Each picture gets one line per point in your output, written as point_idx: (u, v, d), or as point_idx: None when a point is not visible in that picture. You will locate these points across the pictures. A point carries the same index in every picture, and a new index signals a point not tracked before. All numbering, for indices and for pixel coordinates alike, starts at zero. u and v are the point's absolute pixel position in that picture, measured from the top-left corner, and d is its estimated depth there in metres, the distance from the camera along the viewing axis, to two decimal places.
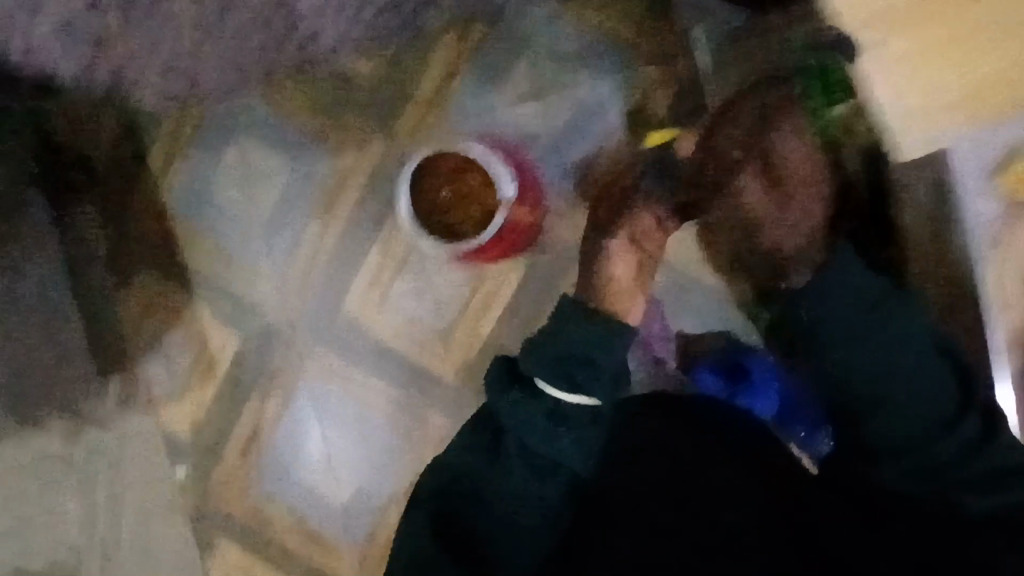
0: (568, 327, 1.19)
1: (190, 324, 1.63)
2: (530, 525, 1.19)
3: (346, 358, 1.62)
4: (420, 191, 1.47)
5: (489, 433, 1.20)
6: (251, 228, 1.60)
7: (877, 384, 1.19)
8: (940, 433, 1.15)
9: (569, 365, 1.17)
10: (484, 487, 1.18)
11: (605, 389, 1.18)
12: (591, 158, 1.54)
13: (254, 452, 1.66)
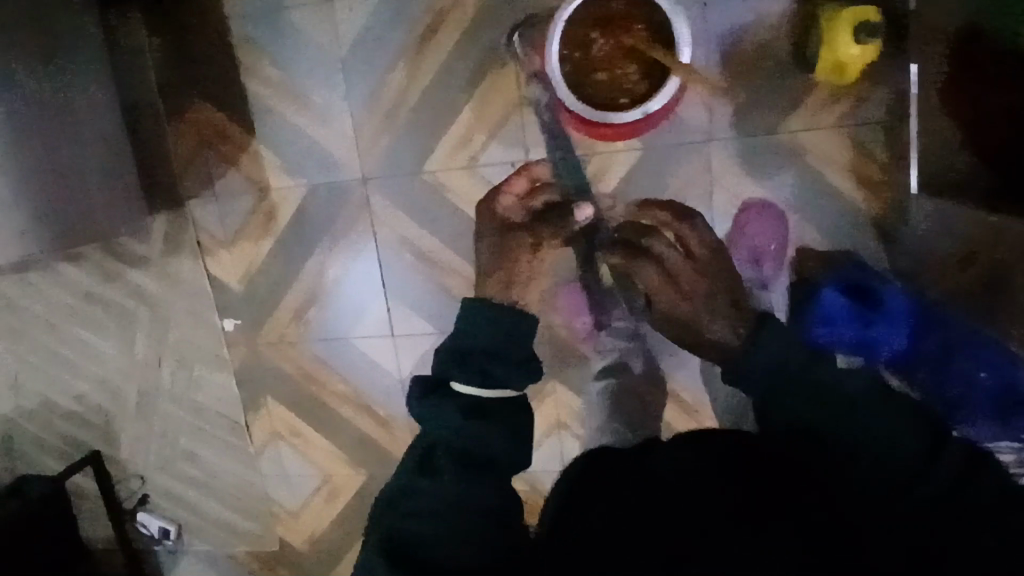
0: (472, 322, 1.17)
1: (250, 164, 1.44)
2: (470, 554, 1.00)
3: (422, 226, 1.42)
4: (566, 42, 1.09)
5: (421, 454, 1.10)
6: (326, 62, 1.36)
7: (849, 431, 1.02)
8: (851, 430, 1.02)
9: (476, 363, 1.12)
10: (414, 503, 1.04)
11: (513, 369, 1.14)
12: (747, 26, 1.21)
13: (306, 317, 1.53)
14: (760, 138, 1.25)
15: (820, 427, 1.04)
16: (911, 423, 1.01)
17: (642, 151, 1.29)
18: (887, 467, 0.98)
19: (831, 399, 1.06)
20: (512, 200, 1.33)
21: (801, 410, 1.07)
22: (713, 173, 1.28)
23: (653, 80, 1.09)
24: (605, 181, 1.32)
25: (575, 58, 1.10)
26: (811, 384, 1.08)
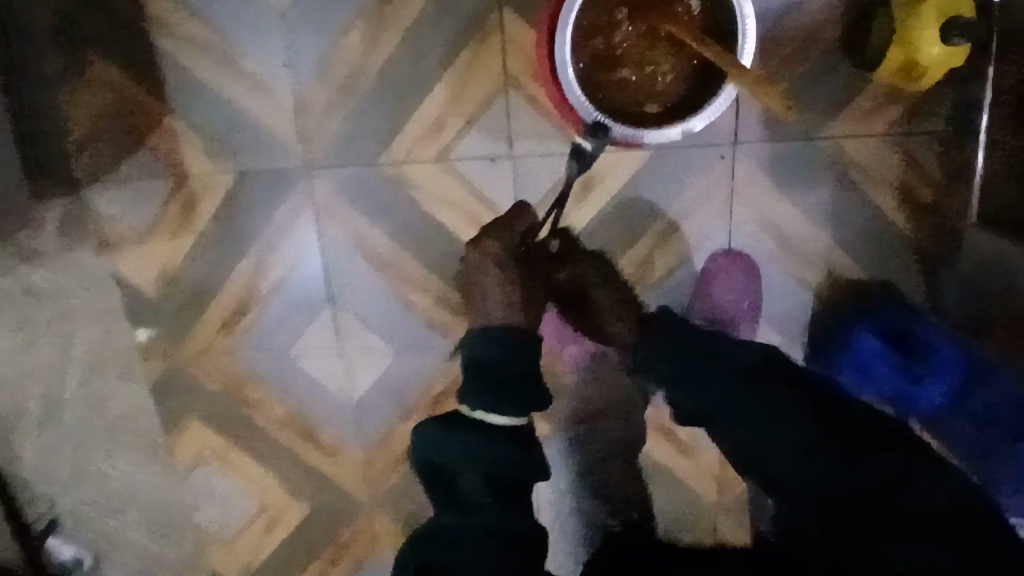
0: (482, 346, 0.98)
1: (167, 141, 1.15)
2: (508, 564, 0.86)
3: (381, 226, 1.15)
4: (585, 29, 0.84)
5: (443, 485, 0.95)
6: (262, 18, 1.06)
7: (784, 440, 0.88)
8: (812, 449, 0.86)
9: (495, 387, 0.94)
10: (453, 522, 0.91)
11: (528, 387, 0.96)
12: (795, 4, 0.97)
13: (238, 327, 1.26)
14: (792, 145, 1.03)
15: (757, 434, 0.90)
16: (821, 406, 0.90)
17: (652, 153, 1.06)
18: (867, 481, 0.83)
19: (766, 407, 0.90)
20: (495, 242, 1.06)
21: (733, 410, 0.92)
22: (736, 182, 1.05)
23: (694, 85, 0.86)
24: (607, 186, 1.08)
25: (596, 50, 0.85)
26: (742, 399, 0.92)
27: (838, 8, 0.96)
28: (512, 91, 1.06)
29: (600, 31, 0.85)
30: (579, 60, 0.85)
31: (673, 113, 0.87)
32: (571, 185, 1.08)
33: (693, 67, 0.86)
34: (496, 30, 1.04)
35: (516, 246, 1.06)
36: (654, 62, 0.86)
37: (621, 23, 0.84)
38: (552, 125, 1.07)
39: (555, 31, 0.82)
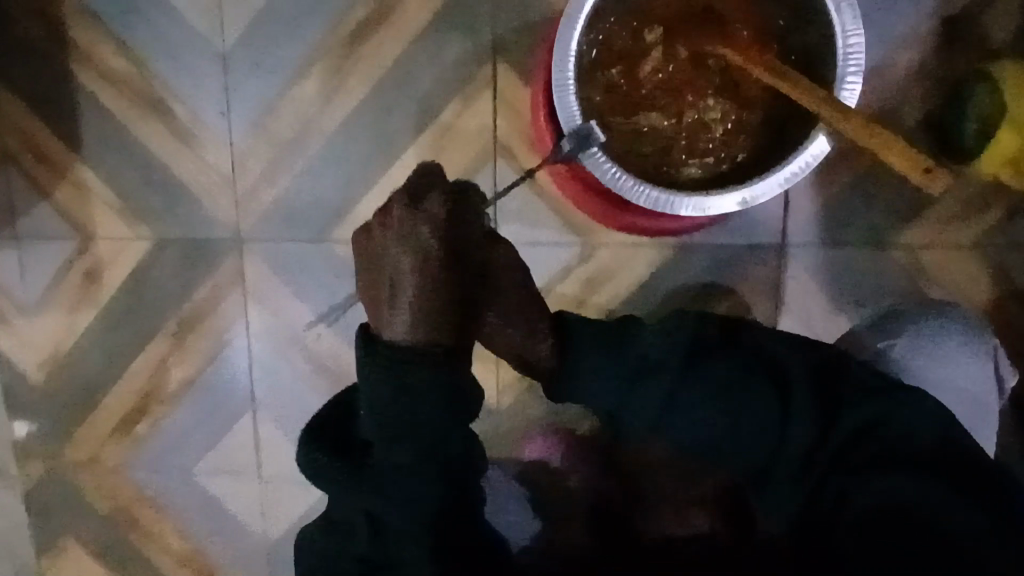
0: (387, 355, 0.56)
1: (71, 194, 0.91)
2: None
3: (324, 316, 0.92)
4: (598, 55, 0.61)
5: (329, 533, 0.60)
6: (201, 55, 0.87)
7: (738, 417, 0.63)
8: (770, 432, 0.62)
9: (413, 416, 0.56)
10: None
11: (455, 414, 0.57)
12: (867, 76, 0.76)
13: (138, 430, 0.98)
14: (857, 252, 0.80)
15: (702, 419, 0.64)
16: (746, 361, 0.65)
17: (676, 248, 0.82)
18: (830, 449, 0.60)
19: (727, 390, 0.64)
20: (441, 203, 0.59)
21: (678, 403, 0.65)
22: (782, 295, 0.82)
23: (750, 138, 0.63)
24: (616, 289, 0.84)
25: (614, 85, 0.62)
26: (693, 377, 0.65)
27: (922, 87, 0.75)
28: (502, 161, 0.85)
29: (623, 62, 0.62)
30: (591, 95, 0.62)
31: (722, 173, 0.63)
32: (572, 282, 0.84)
33: (750, 113, 0.62)
34: (486, 87, 0.84)
35: (455, 241, 0.60)
36: (695, 104, 0.62)
37: (651, 51, 0.62)
38: (552, 205, 0.83)
39: (555, 46, 0.58)
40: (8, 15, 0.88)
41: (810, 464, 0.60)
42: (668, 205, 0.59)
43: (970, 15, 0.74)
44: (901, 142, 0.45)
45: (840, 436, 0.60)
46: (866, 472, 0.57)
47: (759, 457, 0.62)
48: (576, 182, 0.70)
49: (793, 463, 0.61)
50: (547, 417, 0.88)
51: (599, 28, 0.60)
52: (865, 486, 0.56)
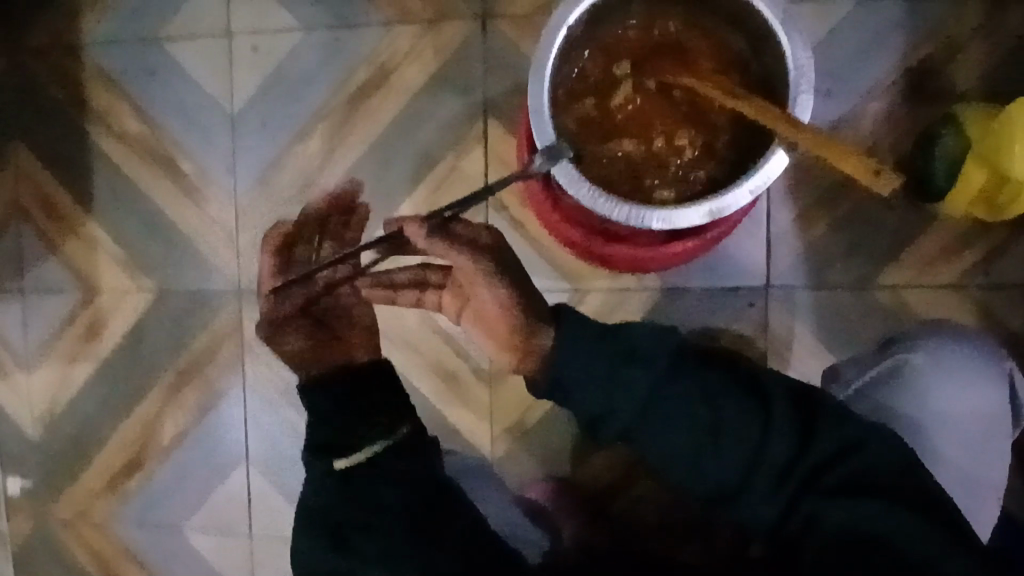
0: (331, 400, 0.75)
1: (79, 249, 0.95)
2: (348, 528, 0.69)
3: None
4: (571, 85, 0.60)
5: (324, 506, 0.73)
6: (211, 117, 0.92)
7: (722, 443, 0.62)
8: (754, 444, 0.61)
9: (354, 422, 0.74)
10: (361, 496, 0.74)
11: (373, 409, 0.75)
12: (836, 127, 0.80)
13: (128, 485, 0.97)
14: (842, 293, 0.82)
15: (684, 442, 0.63)
16: (735, 379, 0.65)
17: (664, 292, 0.84)
18: (803, 462, 0.61)
19: (698, 405, 0.64)
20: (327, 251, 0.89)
21: (669, 427, 0.64)
22: (772, 338, 0.83)
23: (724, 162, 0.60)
24: None
25: (587, 114, 0.61)
26: (676, 399, 0.64)
27: (887, 137, 0.79)
28: (493, 211, 0.86)
29: (593, 89, 0.60)
30: (562, 120, 0.60)
31: (695, 197, 0.60)
32: None
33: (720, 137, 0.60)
34: (478, 141, 0.88)
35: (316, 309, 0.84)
36: (666, 128, 0.60)
37: (621, 77, 0.60)
38: (542, 252, 0.86)
39: (529, 74, 0.58)
40: (35, 85, 0.94)
41: (783, 481, 0.61)
42: (639, 221, 0.57)
43: (930, 68, 0.79)
44: (853, 151, 0.47)
45: (821, 464, 0.60)
46: (825, 481, 0.60)
47: (733, 477, 0.62)
48: (559, 214, 0.72)
49: (783, 479, 0.61)
50: (542, 465, 0.87)
51: (570, 58, 0.60)
52: (835, 505, 0.59)
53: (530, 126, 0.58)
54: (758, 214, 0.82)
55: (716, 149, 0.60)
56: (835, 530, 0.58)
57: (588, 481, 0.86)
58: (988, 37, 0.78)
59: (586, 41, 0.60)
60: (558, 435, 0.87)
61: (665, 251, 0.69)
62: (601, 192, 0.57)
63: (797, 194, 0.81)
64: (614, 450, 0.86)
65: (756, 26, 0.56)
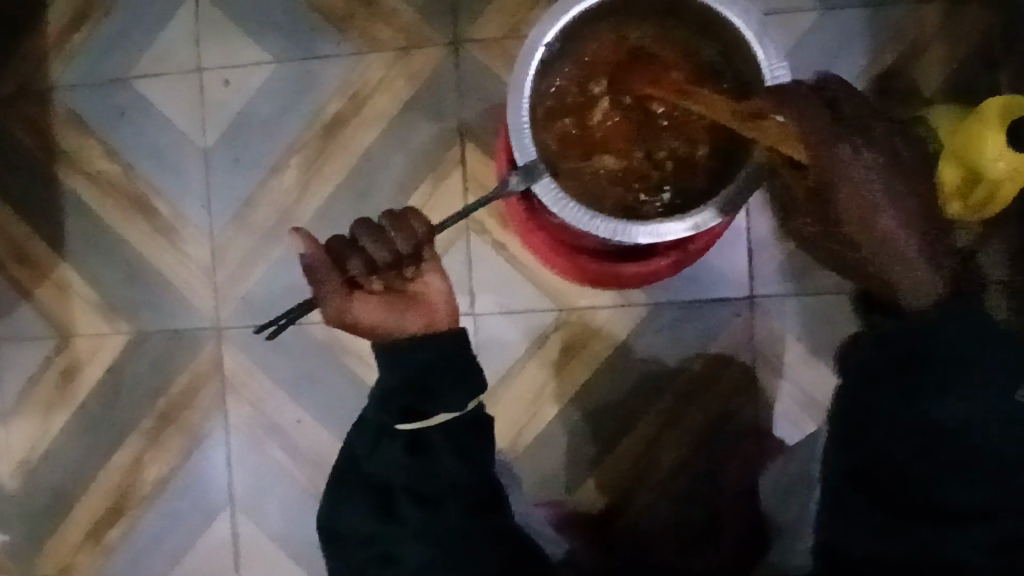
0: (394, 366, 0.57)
1: (52, 294, 0.92)
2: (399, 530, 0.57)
3: (303, 403, 0.90)
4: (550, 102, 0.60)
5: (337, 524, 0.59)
6: (185, 155, 0.91)
7: (946, 393, 0.61)
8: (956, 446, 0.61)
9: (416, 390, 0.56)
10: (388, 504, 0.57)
11: (430, 374, 0.56)
12: None
13: (110, 535, 0.93)
14: (825, 298, 0.82)
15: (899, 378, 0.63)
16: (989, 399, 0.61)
17: (651, 307, 0.84)
18: (964, 449, 0.61)
19: (955, 342, 0.61)
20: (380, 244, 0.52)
21: (901, 372, 0.62)
22: (758, 347, 0.83)
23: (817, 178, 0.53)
24: (593, 351, 0.85)
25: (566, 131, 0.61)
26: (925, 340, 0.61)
27: None
28: (474, 234, 0.85)
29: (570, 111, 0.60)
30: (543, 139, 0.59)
31: (682, 208, 0.60)
32: (550, 347, 0.85)
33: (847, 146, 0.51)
34: (455, 166, 0.88)
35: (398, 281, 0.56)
36: (649, 145, 0.61)
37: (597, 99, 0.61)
38: (525, 274, 0.85)
39: (507, 98, 0.57)
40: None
41: (938, 450, 0.61)
42: (626, 235, 0.56)
43: (893, 76, 0.80)
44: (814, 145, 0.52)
45: (978, 465, 0.60)
46: (953, 469, 0.61)
47: (908, 416, 0.62)
48: (542, 233, 0.71)
49: (942, 448, 0.61)
50: (537, 489, 0.85)
51: (546, 79, 0.60)
52: (941, 484, 0.61)
53: (512, 143, 0.57)
54: (737, 224, 0.83)
55: (696, 161, 0.60)
56: (891, 476, 0.63)
57: (584, 504, 0.85)
58: (947, 42, 0.80)
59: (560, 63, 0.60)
60: (555, 458, 0.85)
61: (651, 266, 0.69)
62: (585, 208, 0.57)
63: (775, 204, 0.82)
64: (609, 469, 0.85)
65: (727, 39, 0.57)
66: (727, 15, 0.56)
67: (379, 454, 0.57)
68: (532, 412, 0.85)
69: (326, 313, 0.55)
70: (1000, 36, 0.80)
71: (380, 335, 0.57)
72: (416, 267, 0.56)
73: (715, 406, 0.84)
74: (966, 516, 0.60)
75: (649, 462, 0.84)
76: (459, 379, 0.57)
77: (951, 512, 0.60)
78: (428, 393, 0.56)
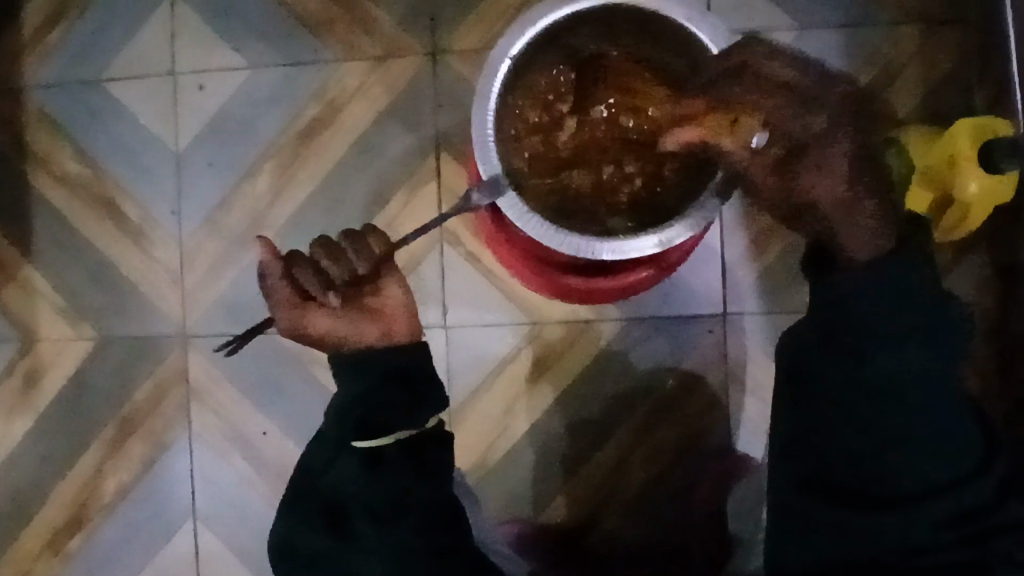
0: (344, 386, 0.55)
1: (16, 297, 0.90)
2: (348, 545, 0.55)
3: (269, 415, 0.88)
4: (515, 117, 0.60)
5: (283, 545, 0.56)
6: (157, 159, 0.90)
7: (880, 358, 0.59)
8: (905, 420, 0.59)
9: (367, 408, 0.54)
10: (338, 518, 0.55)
11: (382, 390, 0.54)
12: None
13: (67, 546, 0.90)
14: (797, 317, 0.82)
15: (833, 346, 0.61)
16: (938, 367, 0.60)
17: (623, 322, 0.83)
18: (904, 415, 0.59)
19: (896, 308, 0.59)
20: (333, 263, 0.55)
21: (834, 340, 0.61)
22: (730, 364, 0.82)
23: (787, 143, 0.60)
24: (564, 367, 0.84)
25: (534, 146, 0.60)
26: (866, 300, 0.59)
27: None
28: (447, 245, 0.84)
29: (538, 127, 0.60)
30: (511, 155, 0.59)
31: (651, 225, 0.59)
32: (522, 362, 0.84)
33: (799, 121, 0.60)
34: (431, 176, 0.87)
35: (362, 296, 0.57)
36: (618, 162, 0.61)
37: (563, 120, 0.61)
38: (498, 286, 0.84)
39: (471, 112, 0.57)
40: None
41: (879, 415, 0.60)
42: (589, 251, 0.55)
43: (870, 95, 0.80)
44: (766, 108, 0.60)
45: (921, 431, 0.59)
46: (894, 438, 0.59)
47: (850, 390, 0.61)
48: (511, 246, 0.70)
49: (881, 415, 0.60)
50: (505, 507, 0.84)
51: (513, 94, 0.59)
52: (885, 457, 0.60)
53: (475, 155, 0.56)
54: (710, 241, 0.82)
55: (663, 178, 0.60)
56: (842, 463, 0.61)
57: (554, 520, 0.83)
58: (923, 64, 0.80)
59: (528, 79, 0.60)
60: (525, 474, 0.84)
61: (619, 282, 0.68)
62: (549, 224, 0.56)
63: (748, 221, 0.82)
64: (578, 485, 0.84)
65: (695, 55, 0.57)
66: (697, 33, 0.55)
67: (336, 470, 0.55)
68: (503, 426, 0.84)
69: (286, 330, 0.56)
70: (976, 59, 0.80)
71: (339, 347, 0.56)
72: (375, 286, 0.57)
73: (686, 425, 0.83)
74: (915, 488, 0.59)
75: (619, 479, 0.83)
76: (421, 392, 0.55)
77: (899, 488, 0.59)
78: (387, 407, 0.54)
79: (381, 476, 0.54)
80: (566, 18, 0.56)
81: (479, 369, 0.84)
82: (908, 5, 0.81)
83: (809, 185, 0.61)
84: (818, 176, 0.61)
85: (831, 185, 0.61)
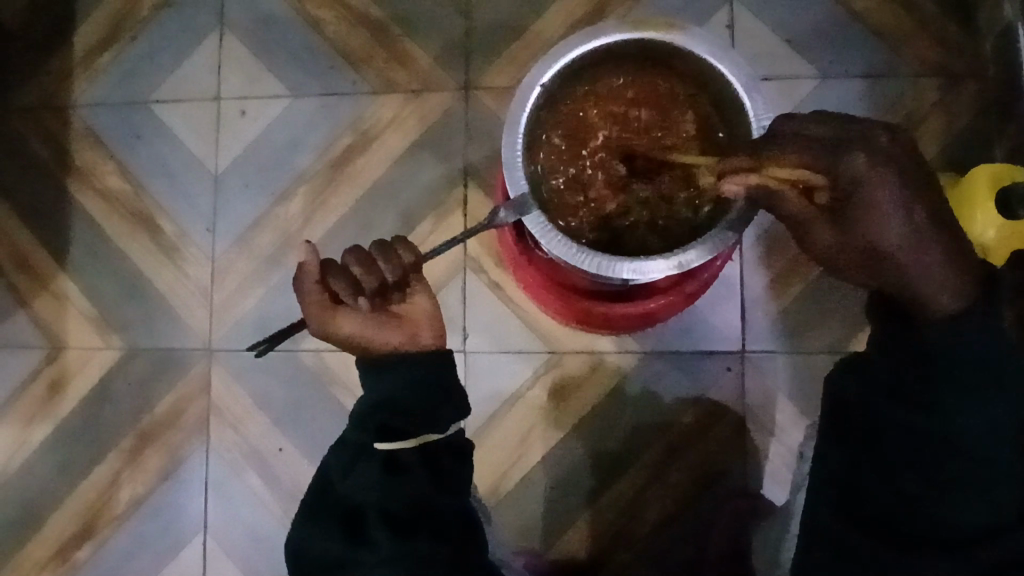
0: (373, 389, 0.57)
1: (50, 305, 0.93)
2: (360, 549, 0.54)
3: (286, 432, 0.89)
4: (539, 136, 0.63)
5: (298, 549, 0.57)
6: (195, 178, 0.94)
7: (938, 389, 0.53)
8: (956, 459, 0.53)
9: (391, 410, 0.55)
10: (355, 524, 0.55)
11: (406, 393, 0.56)
12: None
13: (76, 555, 0.90)
14: (818, 358, 0.83)
15: (909, 398, 0.54)
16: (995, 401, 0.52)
17: (642, 356, 0.84)
18: (967, 459, 0.53)
19: (962, 340, 0.52)
20: (368, 271, 0.54)
21: (918, 390, 0.53)
22: (748, 402, 0.83)
23: (833, 183, 0.51)
24: (582, 397, 0.84)
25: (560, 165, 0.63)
26: (936, 349, 0.53)
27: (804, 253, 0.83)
28: (470, 272, 0.85)
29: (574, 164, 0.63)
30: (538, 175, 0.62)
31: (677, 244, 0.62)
32: (539, 390, 0.85)
33: (845, 164, 0.50)
34: (457, 206, 0.89)
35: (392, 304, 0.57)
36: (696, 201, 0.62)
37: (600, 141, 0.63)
38: (519, 315, 0.85)
39: (504, 130, 0.60)
40: (20, 143, 0.95)
41: (939, 468, 0.53)
42: (609, 271, 0.57)
43: None
44: (786, 159, 0.51)
45: (962, 462, 0.53)
46: (949, 480, 0.53)
47: (897, 421, 0.55)
48: (534, 270, 0.72)
49: (942, 455, 0.53)
50: (515, 537, 0.83)
51: (545, 116, 0.63)
52: (932, 499, 0.54)
53: (504, 171, 0.59)
54: (729, 279, 0.84)
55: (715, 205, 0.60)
56: (886, 499, 0.56)
57: (564, 554, 0.83)
58: (941, 119, 0.83)
59: (561, 105, 0.64)
60: (537, 504, 0.83)
61: (634, 310, 0.70)
62: (572, 242, 0.57)
63: (768, 262, 0.83)
64: (592, 519, 0.83)
65: (720, 88, 0.60)
66: (719, 66, 0.58)
67: (354, 477, 0.56)
68: (517, 455, 0.84)
69: (311, 331, 0.57)
70: (994, 117, 0.82)
71: (365, 352, 0.57)
72: (402, 293, 0.57)
73: (702, 461, 0.83)
74: (966, 534, 0.53)
75: (632, 517, 0.83)
76: (440, 402, 0.56)
77: (951, 537, 0.53)
78: (409, 413, 0.56)
79: (398, 483, 0.55)
80: (597, 49, 0.60)
81: (497, 395, 0.85)
82: (925, 61, 0.84)
83: (874, 230, 0.51)
84: (888, 214, 0.51)
85: (894, 221, 0.51)
